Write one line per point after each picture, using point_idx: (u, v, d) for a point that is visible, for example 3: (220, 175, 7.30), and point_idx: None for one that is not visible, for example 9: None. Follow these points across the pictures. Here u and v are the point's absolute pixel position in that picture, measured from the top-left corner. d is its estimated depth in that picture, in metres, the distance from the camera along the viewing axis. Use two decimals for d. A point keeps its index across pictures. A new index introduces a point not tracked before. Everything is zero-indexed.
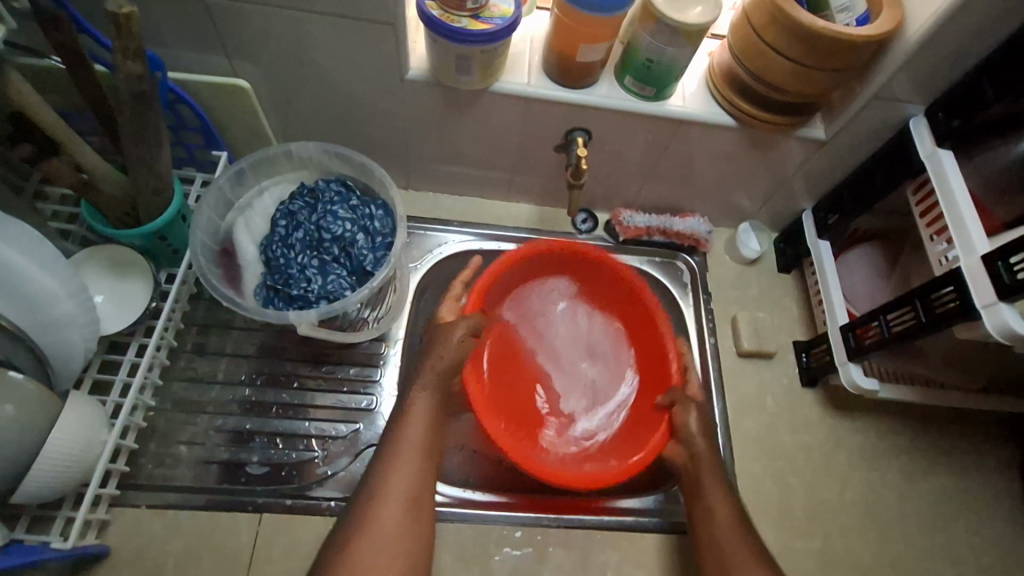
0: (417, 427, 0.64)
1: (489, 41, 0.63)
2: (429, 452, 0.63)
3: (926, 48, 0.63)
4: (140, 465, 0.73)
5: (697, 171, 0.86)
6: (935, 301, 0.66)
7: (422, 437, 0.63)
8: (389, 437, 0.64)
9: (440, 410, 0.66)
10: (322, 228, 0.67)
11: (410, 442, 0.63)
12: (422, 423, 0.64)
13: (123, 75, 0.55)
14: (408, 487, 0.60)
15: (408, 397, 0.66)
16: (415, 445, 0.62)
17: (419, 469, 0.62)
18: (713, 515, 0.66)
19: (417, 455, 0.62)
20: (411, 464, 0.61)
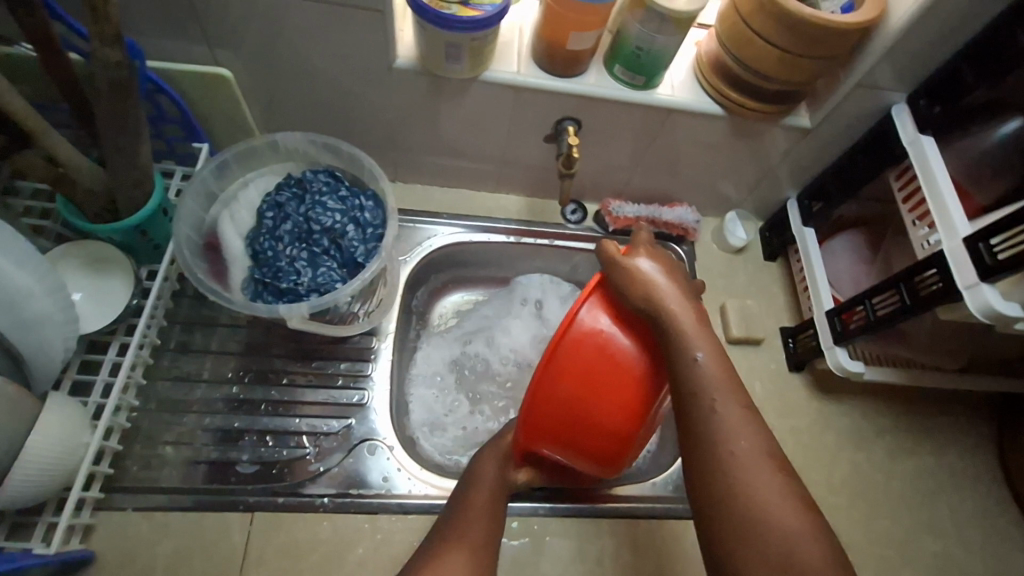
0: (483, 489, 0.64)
1: (478, 28, 0.62)
2: (498, 510, 0.62)
3: (907, 35, 0.64)
4: (125, 467, 0.70)
5: (685, 159, 0.87)
6: (918, 284, 0.68)
7: (492, 488, 0.64)
8: (456, 505, 0.63)
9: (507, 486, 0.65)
10: (312, 220, 0.66)
11: (475, 500, 0.62)
12: (489, 489, 0.64)
13: (99, 62, 0.54)
14: (475, 530, 0.59)
15: (473, 472, 0.66)
16: (480, 506, 0.62)
17: (488, 523, 0.60)
18: (706, 401, 0.54)
19: (483, 508, 0.61)
20: (480, 519, 0.60)
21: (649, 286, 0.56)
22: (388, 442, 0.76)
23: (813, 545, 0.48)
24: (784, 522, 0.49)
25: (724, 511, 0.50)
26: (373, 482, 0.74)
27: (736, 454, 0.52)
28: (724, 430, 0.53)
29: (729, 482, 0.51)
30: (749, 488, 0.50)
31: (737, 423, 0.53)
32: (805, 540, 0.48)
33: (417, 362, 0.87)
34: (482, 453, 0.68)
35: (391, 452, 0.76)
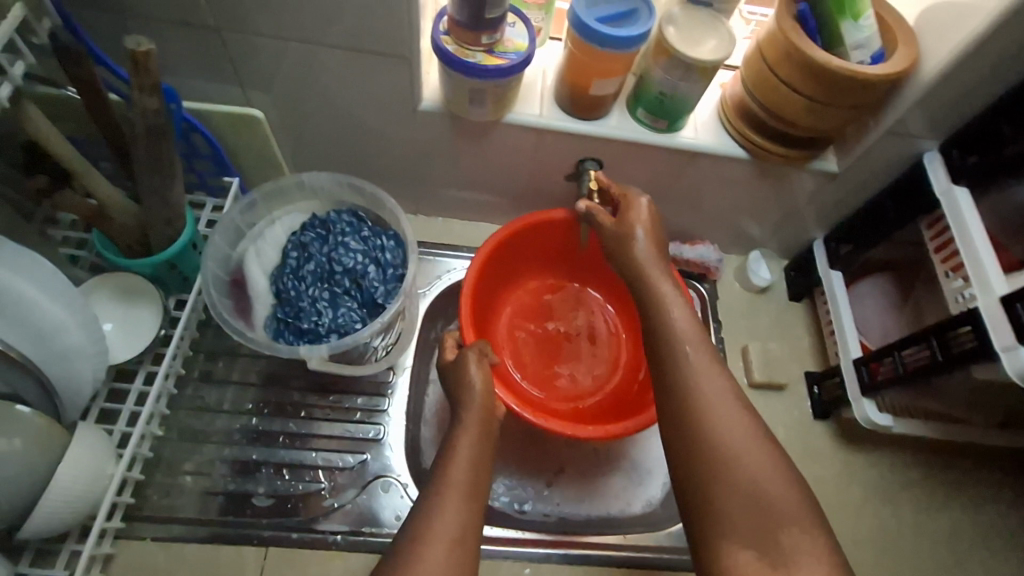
0: (461, 465, 0.61)
1: (503, 76, 0.63)
2: (475, 498, 0.59)
3: (940, 86, 0.63)
4: (145, 496, 0.72)
5: (708, 199, 0.86)
6: (951, 340, 0.66)
7: (465, 478, 0.60)
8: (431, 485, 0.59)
9: (484, 453, 0.64)
10: (334, 261, 0.67)
11: (454, 485, 0.59)
12: (467, 456, 0.62)
13: (139, 109, 0.56)
14: (458, 523, 0.55)
15: (452, 443, 0.64)
16: (461, 486, 0.59)
17: (471, 507, 0.58)
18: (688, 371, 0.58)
19: (459, 499, 0.57)
20: (454, 506, 0.56)
21: (632, 251, 0.68)
22: (401, 479, 0.76)
23: (789, 497, 0.49)
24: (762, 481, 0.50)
25: (704, 466, 0.52)
26: (385, 520, 0.74)
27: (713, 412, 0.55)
28: (693, 376, 0.57)
29: (705, 433, 0.54)
30: (726, 448, 0.52)
31: (703, 370, 0.57)
32: (782, 494, 0.50)
33: (428, 411, 0.83)
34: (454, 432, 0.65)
35: (405, 490, 0.76)
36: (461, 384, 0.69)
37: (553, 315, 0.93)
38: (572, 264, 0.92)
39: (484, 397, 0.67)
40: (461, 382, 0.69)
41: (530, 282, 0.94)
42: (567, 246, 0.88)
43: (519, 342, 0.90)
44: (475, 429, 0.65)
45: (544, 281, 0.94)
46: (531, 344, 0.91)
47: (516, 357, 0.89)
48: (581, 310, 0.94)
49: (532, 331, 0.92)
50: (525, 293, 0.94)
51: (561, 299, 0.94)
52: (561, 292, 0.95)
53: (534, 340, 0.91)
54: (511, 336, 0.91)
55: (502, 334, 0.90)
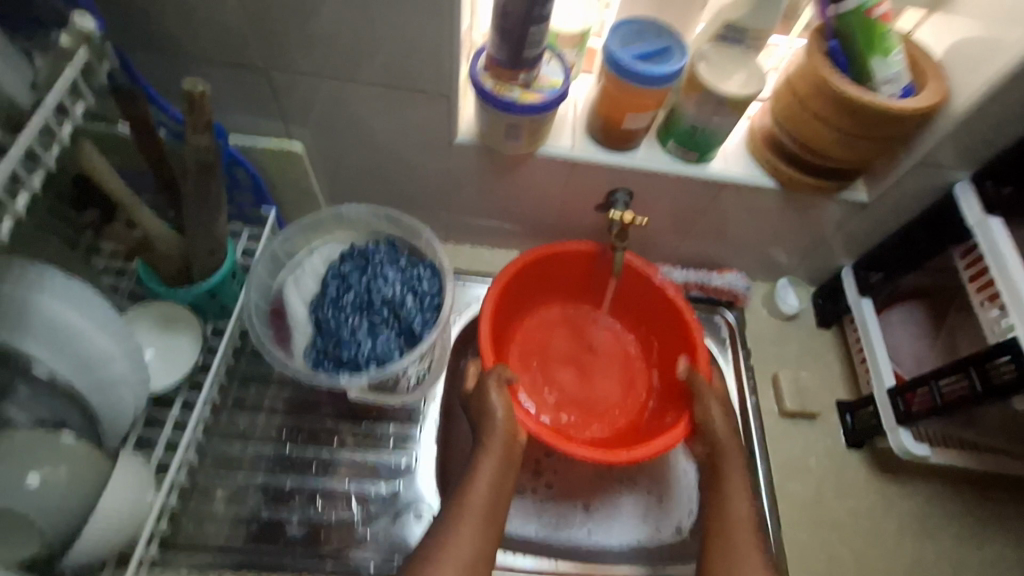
0: (480, 489, 0.66)
1: (539, 111, 0.65)
2: (491, 524, 0.64)
3: (971, 118, 0.64)
4: (180, 523, 0.72)
5: (737, 227, 0.87)
6: (990, 369, 0.65)
7: (483, 501, 0.65)
8: (450, 506, 0.65)
9: (505, 474, 0.68)
10: (373, 291, 0.67)
11: (471, 508, 0.64)
12: (489, 483, 0.67)
13: (191, 147, 0.58)
14: (474, 542, 0.61)
15: (473, 466, 0.68)
16: (479, 510, 0.64)
17: (489, 530, 0.63)
18: (723, 478, 0.72)
19: (476, 525, 0.63)
20: (470, 531, 0.62)
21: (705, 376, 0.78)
22: (434, 508, 0.76)
23: None
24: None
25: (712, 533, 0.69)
26: None
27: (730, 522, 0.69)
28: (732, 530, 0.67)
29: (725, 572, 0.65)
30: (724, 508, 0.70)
31: (744, 527, 0.67)
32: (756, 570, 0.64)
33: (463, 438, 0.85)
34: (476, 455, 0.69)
35: None
36: (483, 411, 0.72)
37: (567, 342, 0.93)
38: (583, 292, 0.93)
39: (506, 426, 0.70)
40: (483, 410, 0.72)
41: (543, 311, 0.94)
42: (581, 274, 0.89)
43: (536, 370, 0.90)
44: (497, 454, 0.69)
45: (557, 309, 0.94)
46: (547, 372, 0.90)
47: (532, 386, 0.88)
48: (595, 337, 0.94)
49: (546, 360, 0.91)
50: (539, 322, 0.94)
51: (574, 326, 0.94)
52: (574, 319, 0.95)
53: (550, 368, 0.90)
54: (526, 365, 0.90)
55: (523, 357, 0.91)
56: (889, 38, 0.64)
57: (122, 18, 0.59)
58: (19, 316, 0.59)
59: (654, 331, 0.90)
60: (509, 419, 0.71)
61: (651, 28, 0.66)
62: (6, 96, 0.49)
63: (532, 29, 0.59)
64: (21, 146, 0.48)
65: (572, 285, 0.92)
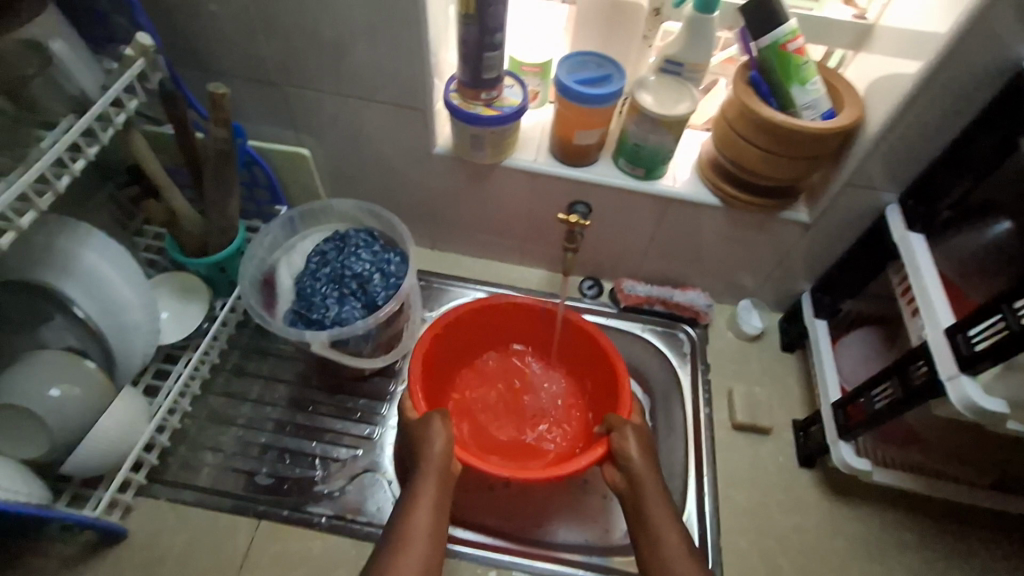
0: (423, 514, 0.67)
1: (497, 124, 0.77)
2: (437, 543, 0.65)
3: (885, 140, 0.70)
4: (168, 463, 0.83)
5: (695, 245, 0.93)
6: (911, 374, 0.67)
7: (429, 522, 0.66)
8: (392, 535, 0.65)
9: (443, 503, 0.69)
10: (346, 267, 0.79)
11: (417, 525, 0.65)
12: (427, 506, 0.67)
13: (213, 138, 0.73)
14: (420, 563, 0.62)
15: (414, 492, 0.69)
16: (423, 534, 0.65)
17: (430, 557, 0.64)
18: (649, 510, 0.70)
19: (425, 542, 0.64)
20: (417, 549, 0.63)
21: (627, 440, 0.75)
22: (387, 476, 0.83)
23: None
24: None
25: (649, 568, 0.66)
26: (367, 511, 0.81)
27: (665, 549, 0.67)
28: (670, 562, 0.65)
29: None
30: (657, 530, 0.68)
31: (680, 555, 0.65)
32: None
33: None
34: (416, 482, 0.70)
35: (389, 486, 0.83)
36: (421, 441, 0.74)
37: (505, 385, 0.96)
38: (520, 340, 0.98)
39: (444, 450, 0.72)
40: (423, 437, 0.74)
41: (479, 356, 0.98)
42: (516, 323, 0.95)
43: (472, 412, 0.93)
44: (434, 477, 0.70)
45: (493, 358, 0.98)
46: (482, 414, 0.93)
47: (468, 426, 0.91)
48: (529, 385, 0.96)
49: (479, 404, 0.94)
50: (474, 370, 0.97)
51: (509, 374, 0.97)
52: (510, 367, 0.98)
53: (485, 409, 0.94)
54: (461, 410, 0.93)
55: (463, 394, 0.95)
56: (806, 68, 0.71)
57: (177, 42, 0.78)
58: (66, 263, 0.73)
59: (587, 373, 0.93)
60: (444, 445, 0.72)
61: (595, 60, 0.78)
62: (80, 88, 0.66)
63: (486, 54, 0.71)
64: (83, 121, 0.64)
65: (512, 328, 0.97)
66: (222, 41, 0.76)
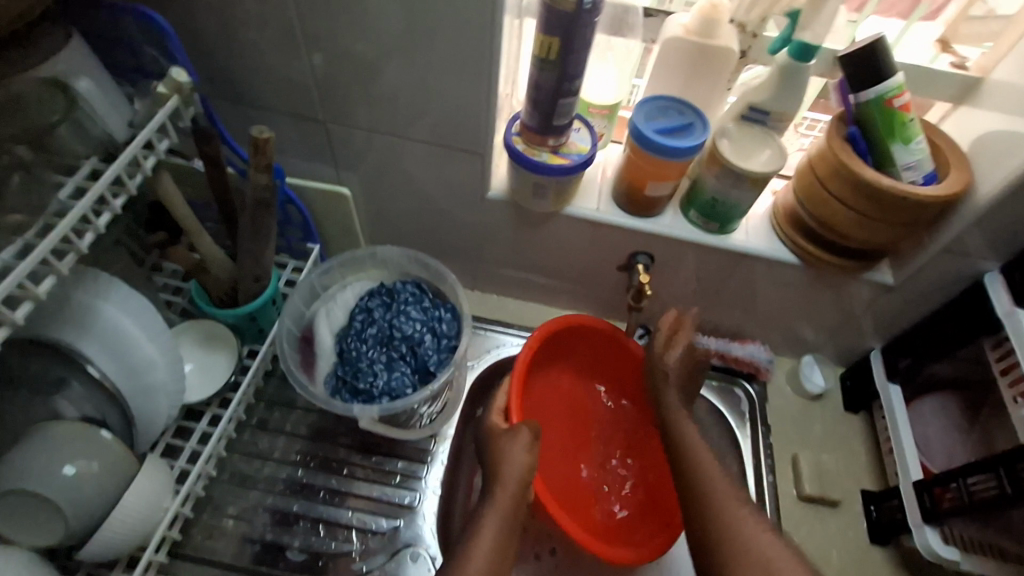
0: (486, 536, 0.61)
1: (566, 174, 0.70)
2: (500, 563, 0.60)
3: (996, 209, 0.64)
4: (190, 534, 0.75)
5: (762, 299, 0.87)
6: (1021, 471, 0.61)
7: (495, 541, 0.61)
8: (458, 551, 0.60)
9: (512, 521, 0.64)
10: (395, 327, 0.73)
11: (481, 546, 0.60)
12: (495, 522, 0.63)
13: (253, 185, 0.66)
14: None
15: (480, 518, 0.64)
16: (488, 545, 0.60)
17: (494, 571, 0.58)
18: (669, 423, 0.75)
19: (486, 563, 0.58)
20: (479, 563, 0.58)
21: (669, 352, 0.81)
22: (431, 551, 0.77)
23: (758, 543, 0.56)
24: (751, 538, 0.57)
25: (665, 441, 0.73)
26: None
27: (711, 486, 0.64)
28: (691, 448, 0.69)
29: (714, 527, 0.59)
30: (708, 486, 0.64)
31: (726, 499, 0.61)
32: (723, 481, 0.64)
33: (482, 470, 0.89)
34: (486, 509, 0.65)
35: (432, 563, 0.76)
36: (500, 461, 0.70)
37: (576, 418, 0.92)
38: (596, 367, 0.93)
39: (524, 471, 0.68)
40: (503, 456, 0.70)
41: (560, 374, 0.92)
42: (607, 352, 0.90)
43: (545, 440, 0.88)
44: (504, 506, 0.65)
45: (565, 378, 0.93)
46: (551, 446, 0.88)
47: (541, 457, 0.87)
48: (598, 418, 0.92)
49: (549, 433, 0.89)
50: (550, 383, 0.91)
51: (576, 401, 0.93)
52: (580, 396, 0.93)
53: (556, 442, 0.89)
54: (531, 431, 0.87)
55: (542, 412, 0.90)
56: (911, 126, 0.65)
57: (212, 73, 0.70)
58: (84, 319, 0.66)
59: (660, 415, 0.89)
60: (523, 461, 0.69)
61: (675, 105, 0.71)
62: (107, 130, 0.58)
63: (561, 101, 0.65)
64: (112, 174, 0.56)
65: (599, 353, 0.91)
66: (263, 72, 0.69)
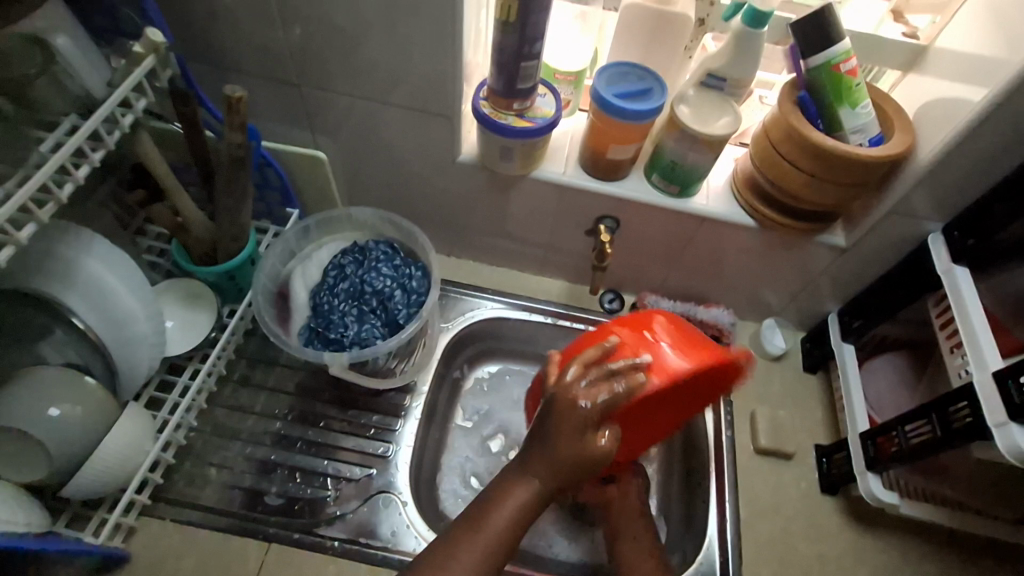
0: (506, 516, 0.59)
1: (528, 137, 0.73)
2: (497, 557, 0.58)
3: (935, 170, 0.67)
4: (172, 480, 0.79)
5: (722, 263, 0.90)
6: (951, 416, 0.66)
7: (497, 536, 0.58)
8: (473, 519, 0.59)
9: (538, 506, 0.60)
10: (365, 282, 0.76)
11: (489, 529, 0.58)
12: (524, 497, 0.59)
13: (227, 143, 0.68)
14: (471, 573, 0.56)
15: (507, 488, 0.60)
16: (495, 534, 0.57)
17: (504, 546, 0.58)
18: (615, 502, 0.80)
19: (478, 557, 0.57)
20: (473, 550, 0.57)
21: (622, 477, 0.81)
22: (403, 497, 0.80)
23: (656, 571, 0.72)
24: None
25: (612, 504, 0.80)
26: (382, 534, 0.78)
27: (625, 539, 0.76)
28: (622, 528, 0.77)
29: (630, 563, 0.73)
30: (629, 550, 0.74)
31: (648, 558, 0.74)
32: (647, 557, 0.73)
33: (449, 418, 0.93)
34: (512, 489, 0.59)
35: (404, 508, 0.80)
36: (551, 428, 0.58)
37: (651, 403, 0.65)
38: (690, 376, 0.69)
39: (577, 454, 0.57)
40: (556, 428, 0.58)
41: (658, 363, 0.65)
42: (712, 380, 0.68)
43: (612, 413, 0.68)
44: (526, 492, 0.59)
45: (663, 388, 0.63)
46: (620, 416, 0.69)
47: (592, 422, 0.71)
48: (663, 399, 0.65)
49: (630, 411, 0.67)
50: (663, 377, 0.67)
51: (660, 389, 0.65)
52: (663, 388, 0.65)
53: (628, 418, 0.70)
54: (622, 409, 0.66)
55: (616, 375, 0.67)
56: (858, 91, 0.68)
57: (188, 36, 0.72)
58: (66, 272, 0.68)
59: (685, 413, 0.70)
60: (603, 453, 0.58)
61: (636, 71, 0.74)
62: (85, 87, 0.60)
63: (524, 64, 0.67)
64: (88, 128, 0.59)
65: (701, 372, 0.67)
66: (237, 36, 0.71)
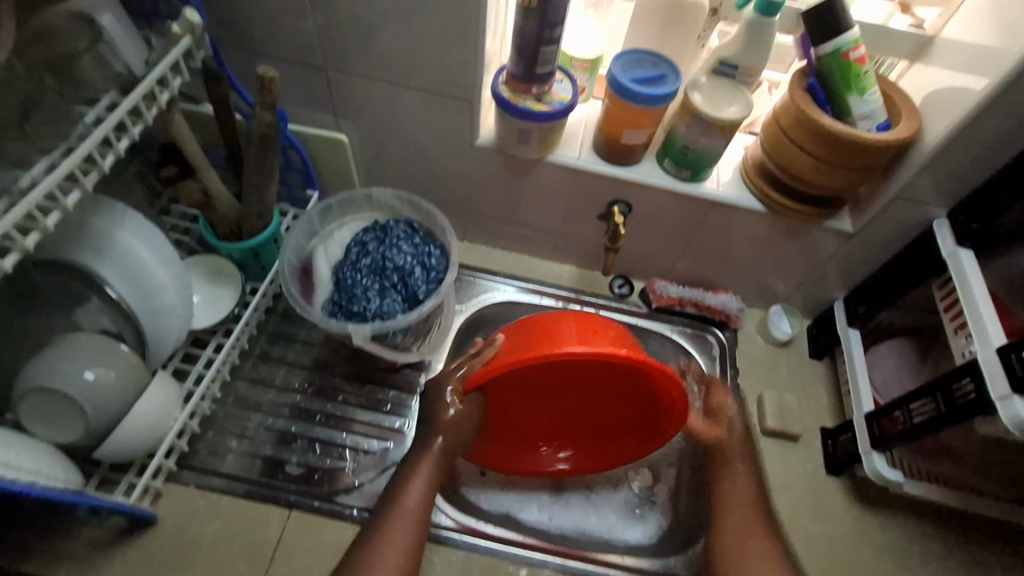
0: (417, 491, 0.72)
1: (546, 120, 0.75)
2: (421, 532, 0.69)
3: (940, 156, 0.70)
4: (196, 449, 0.82)
5: (731, 249, 0.93)
6: (955, 392, 0.68)
7: (417, 511, 0.70)
8: (392, 499, 0.71)
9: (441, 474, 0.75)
10: (387, 258, 0.79)
11: (407, 510, 0.70)
12: (433, 464, 0.74)
13: (258, 122, 0.71)
14: (402, 546, 0.67)
15: (415, 465, 0.74)
16: (421, 501, 0.71)
17: (420, 524, 0.70)
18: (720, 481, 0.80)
19: (409, 528, 0.68)
20: (405, 526, 0.68)
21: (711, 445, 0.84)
22: None
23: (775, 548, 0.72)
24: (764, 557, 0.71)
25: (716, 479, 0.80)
26: None
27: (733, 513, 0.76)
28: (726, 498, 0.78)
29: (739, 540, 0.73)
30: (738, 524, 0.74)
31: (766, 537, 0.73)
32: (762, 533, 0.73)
33: None
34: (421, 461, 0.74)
35: None
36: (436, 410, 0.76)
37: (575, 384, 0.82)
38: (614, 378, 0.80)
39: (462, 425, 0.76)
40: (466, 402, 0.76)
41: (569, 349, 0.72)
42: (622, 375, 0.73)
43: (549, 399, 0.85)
44: (435, 462, 0.74)
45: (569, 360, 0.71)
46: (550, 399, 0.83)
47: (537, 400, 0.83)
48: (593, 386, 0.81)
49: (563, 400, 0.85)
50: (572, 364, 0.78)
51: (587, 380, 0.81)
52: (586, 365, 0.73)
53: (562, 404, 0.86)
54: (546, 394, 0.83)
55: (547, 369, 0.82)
56: (866, 78, 0.70)
57: (221, 21, 0.75)
58: (102, 244, 0.71)
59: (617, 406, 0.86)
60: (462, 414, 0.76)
61: (650, 58, 0.77)
62: (128, 66, 0.63)
63: (543, 49, 0.70)
64: (130, 102, 0.61)
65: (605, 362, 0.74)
66: (267, 21, 0.74)
